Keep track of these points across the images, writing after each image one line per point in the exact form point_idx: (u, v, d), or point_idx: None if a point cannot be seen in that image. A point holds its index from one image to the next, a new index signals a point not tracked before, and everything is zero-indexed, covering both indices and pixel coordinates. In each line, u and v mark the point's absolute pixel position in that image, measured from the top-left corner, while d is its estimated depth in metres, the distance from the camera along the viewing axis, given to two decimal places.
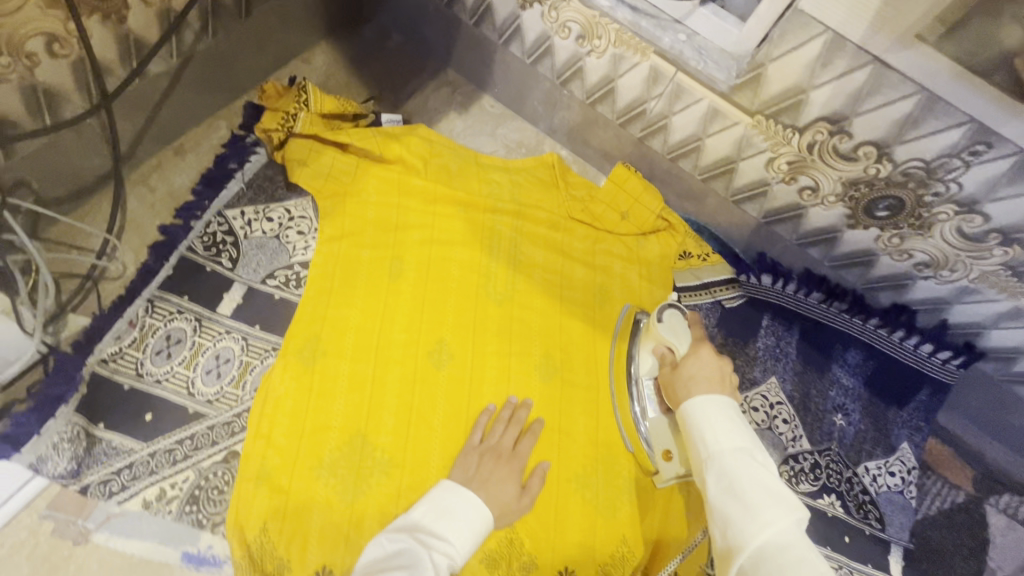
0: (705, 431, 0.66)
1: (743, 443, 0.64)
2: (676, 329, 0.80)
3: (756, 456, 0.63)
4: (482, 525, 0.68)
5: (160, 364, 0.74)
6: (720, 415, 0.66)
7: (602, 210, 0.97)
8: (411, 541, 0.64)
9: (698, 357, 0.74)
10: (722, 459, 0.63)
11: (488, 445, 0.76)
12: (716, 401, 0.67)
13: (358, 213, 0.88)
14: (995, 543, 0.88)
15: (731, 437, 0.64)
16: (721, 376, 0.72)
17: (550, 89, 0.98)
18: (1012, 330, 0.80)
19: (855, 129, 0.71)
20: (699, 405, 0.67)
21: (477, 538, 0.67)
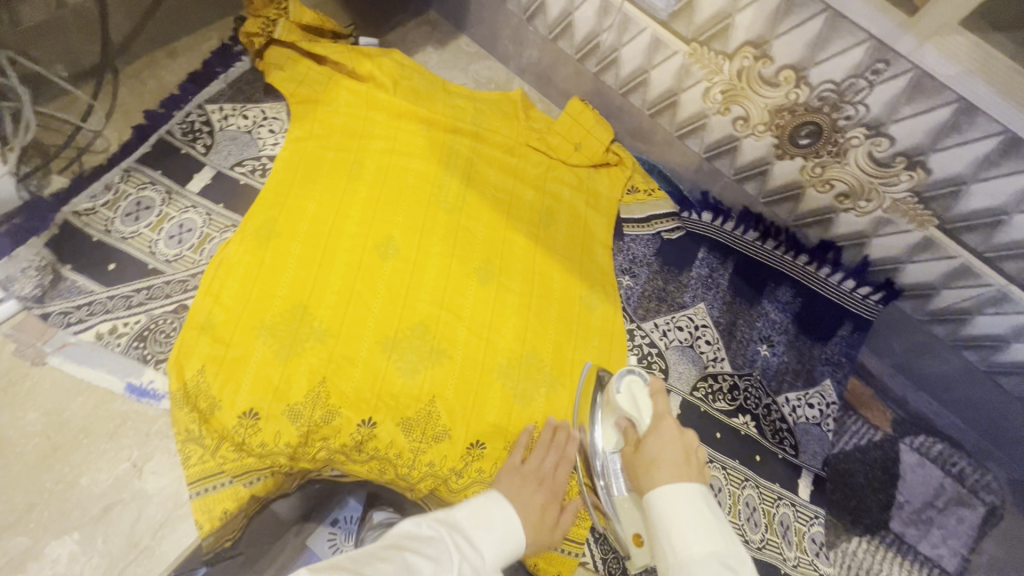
0: (672, 535, 0.54)
1: (716, 549, 0.53)
2: (639, 401, 0.70)
3: (732, 563, 0.52)
4: (516, 550, 0.66)
5: (128, 224, 0.82)
6: (688, 510, 0.55)
7: (557, 140, 1.04)
8: (446, 530, 0.61)
9: (659, 433, 0.64)
10: (693, 570, 0.52)
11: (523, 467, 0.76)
12: (682, 491, 0.57)
13: (326, 118, 0.95)
14: (905, 478, 0.93)
15: (702, 542, 0.53)
16: (682, 450, 0.62)
17: (518, 26, 1.07)
18: (925, 264, 0.84)
19: (775, 52, 0.76)
20: (663, 499, 0.57)
21: (506, 559, 0.65)
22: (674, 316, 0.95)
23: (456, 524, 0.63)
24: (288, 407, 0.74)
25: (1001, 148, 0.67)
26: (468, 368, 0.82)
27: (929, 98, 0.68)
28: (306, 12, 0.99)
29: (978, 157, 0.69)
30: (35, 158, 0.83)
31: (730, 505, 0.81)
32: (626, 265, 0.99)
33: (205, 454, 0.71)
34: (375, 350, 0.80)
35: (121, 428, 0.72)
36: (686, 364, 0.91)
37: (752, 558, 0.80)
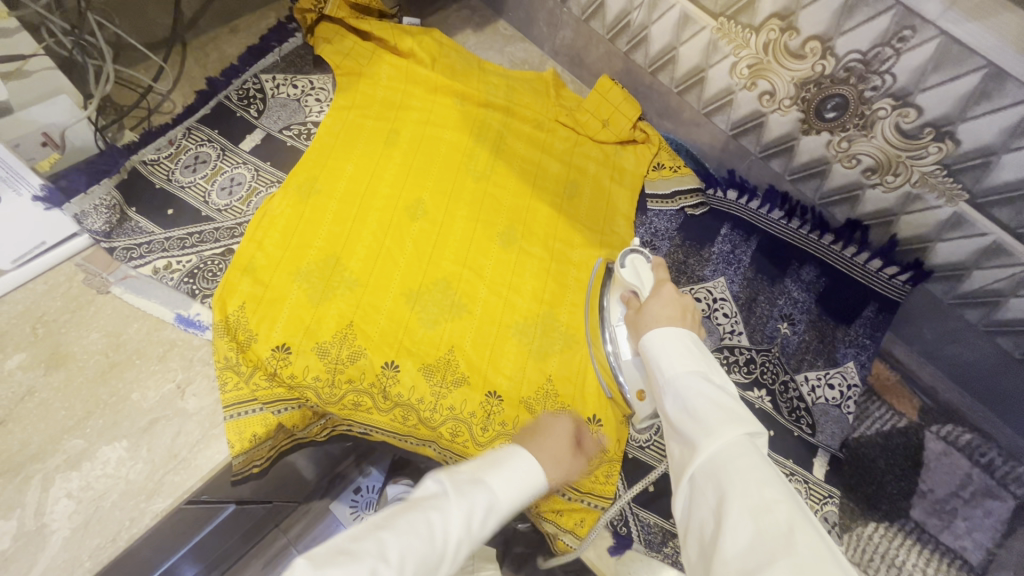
0: (663, 358, 0.65)
1: (701, 368, 0.63)
2: (640, 272, 0.82)
3: (715, 379, 0.61)
4: (533, 492, 0.63)
5: (186, 175, 0.91)
6: (678, 343, 0.65)
7: (586, 117, 1.07)
8: (450, 483, 0.58)
9: (659, 296, 0.75)
10: (679, 383, 0.62)
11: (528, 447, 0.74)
12: (675, 332, 0.67)
13: (369, 90, 1.03)
14: (929, 467, 0.90)
15: (687, 363, 0.63)
16: (679, 308, 0.72)
17: (553, 8, 1.11)
18: (955, 243, 0.82)
19: (801, 24, 0.77)
20: (656, 338, 0.67)
21: (533, 492, 0.63)
22: (693, 289, 0.95)
23: (463, 476, 0.60)
24: (318, 344, 0.80)
25: None
26: (486, 320, 0.86)
27: (957, 65, 0.68)
28: None
29: (1008, 125, 0.68)
30: (112, 114, 0.93)
31: None
32: (648, 238, 1.01)
33: (240, 381, 0.77)
34: (399, 300, 0.85)
35: (169, 352, 0.79)
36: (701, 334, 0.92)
37: None
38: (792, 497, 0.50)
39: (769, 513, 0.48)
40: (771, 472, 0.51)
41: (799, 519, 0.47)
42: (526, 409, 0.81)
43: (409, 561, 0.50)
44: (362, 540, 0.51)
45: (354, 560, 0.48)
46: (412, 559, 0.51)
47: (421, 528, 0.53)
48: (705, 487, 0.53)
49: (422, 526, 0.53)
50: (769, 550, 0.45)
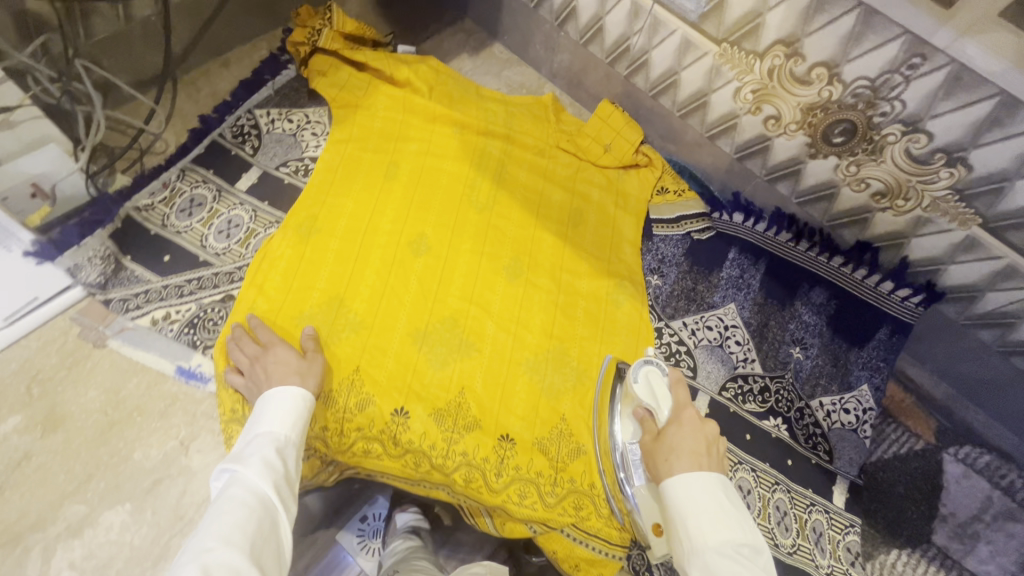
0: (689, 521, 0.62)
1: (732, 538, 0.60)
2: (656, 388, 0.75)
3: (745, 554, 0.59)
4: (309, 410, 0.69)
5: (183, 219, 0.88)
6: (710, 502, 0.62)
7: (588, 142, 1.06)
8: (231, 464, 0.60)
9: (680, 424, 0.70)
10: (706, 553, 0.60)
11: (252, 359, 0.74)
12: (703, 485, 0.64)
13: (366, 121, 1.00)
14: (948, 490, 0.89)
15: (716, 530, 0.61)
16: (704, 443, 0.68)
17: (550, 32, 1.10)
18: (969, 265, 0.81)
19: (807, 50, 0.76)
20: (684, 494, 0.64)
21: (300, 412, 0.67)
22: (704, 317, 0.94)
23: (238, 453, 0.61)
24: (324, 392, 0.78)
25: None
26: (493, 358, 0.84)
27: (969, 91, 0.67)
28: (348, 22, 1.04)
29: (1021, 152, 0.67)
30: (103, 158, 0.90)
31: (760, 508, 0.80)
32: (655, 265, 0.98)
33: None
34: (407, 341, 0.83)
35: (171, 407, 0.77)
36: (715, 364, 0.90)
37: (782, 562, 0.79)
38: None
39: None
40: None
41: None
42: (540, 451, 0.79)
43: (237, 529, 0.53)
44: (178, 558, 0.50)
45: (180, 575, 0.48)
46: (236, 528, 0.53)
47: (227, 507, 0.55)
48: None
49: (231, 504, 0.55)
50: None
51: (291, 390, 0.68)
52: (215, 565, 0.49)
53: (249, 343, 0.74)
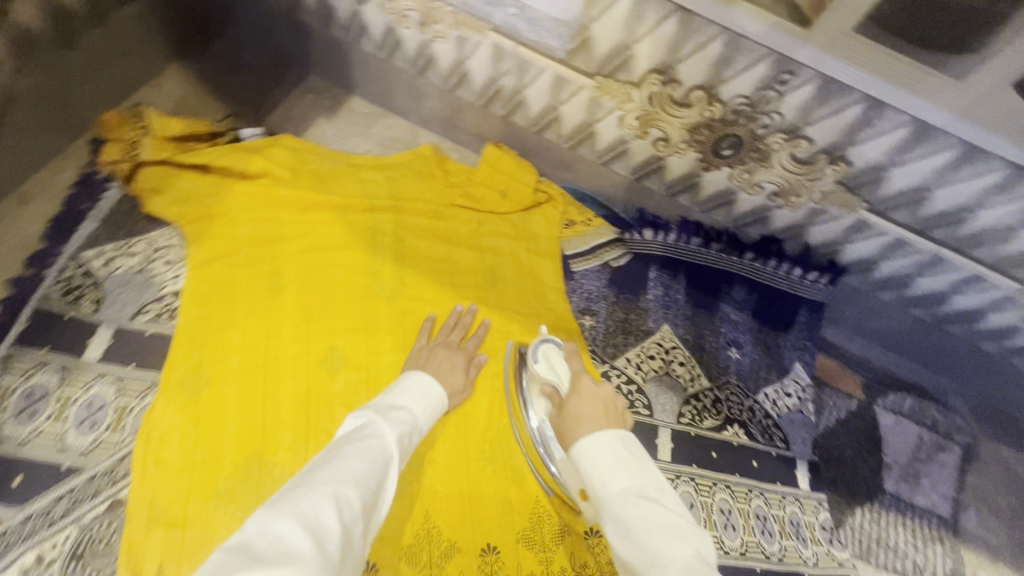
0: (595, 477, 0.58)
1: (632, 483, 0.56)
2: (556, 365, 0.76)
3: (649, 493, 0.55)
4: (440, 407, 0.70)
5: (25, 423, 0.71)
6: (604, 453, 0.58)
7: (482, 191, 1.00)
8: (371, 413, 0.61)
9: (578, 392, 0.67)
10: (615, 507, 0.55)
11: (439, 342, 0.81)
12: (597, 438, 0.60)
13: (230, 232, 0.87)
14: (887, 440, 0.97)
15: (620, 476, 0.57)
16: (603, 404, 0.64)
17: (410, 80, 1.00)
18: (862, 243, 0.87)
19: (681, 76, 0.75)
20: (587, 451, 0.59)
21: (433, 411, 0.69)
22: (643, 346, 0.92)
23: (379, 408, 0.63)
24: None
25: (913, 135, 0.68)
26: (449, 463, 0.77)
27: (839, 98, 0.68)
28: (171, 123, 0.90)
29: (893, 145, 0.70)
30: None
31: (743, 524, 0.82)
32: (584, 305, 0.95)
33: None
34: None
35: None
36: (667, 393, 0.89)
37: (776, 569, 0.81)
38: None
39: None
40: None
41: None
42: (527, 547, 0.74)
43: (360, 476, 0.52)
44: (305, 477, 0.51)
45: (314, 495, 0.48)
46: (364, 475, 0.52)
47: (366, 450, 0.55)
48: None
49: (367, 448, 0.55)
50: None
51: (439, 390, 0.71)
52: (345, 500, 0.49)
53: (459, 330, 0.84)
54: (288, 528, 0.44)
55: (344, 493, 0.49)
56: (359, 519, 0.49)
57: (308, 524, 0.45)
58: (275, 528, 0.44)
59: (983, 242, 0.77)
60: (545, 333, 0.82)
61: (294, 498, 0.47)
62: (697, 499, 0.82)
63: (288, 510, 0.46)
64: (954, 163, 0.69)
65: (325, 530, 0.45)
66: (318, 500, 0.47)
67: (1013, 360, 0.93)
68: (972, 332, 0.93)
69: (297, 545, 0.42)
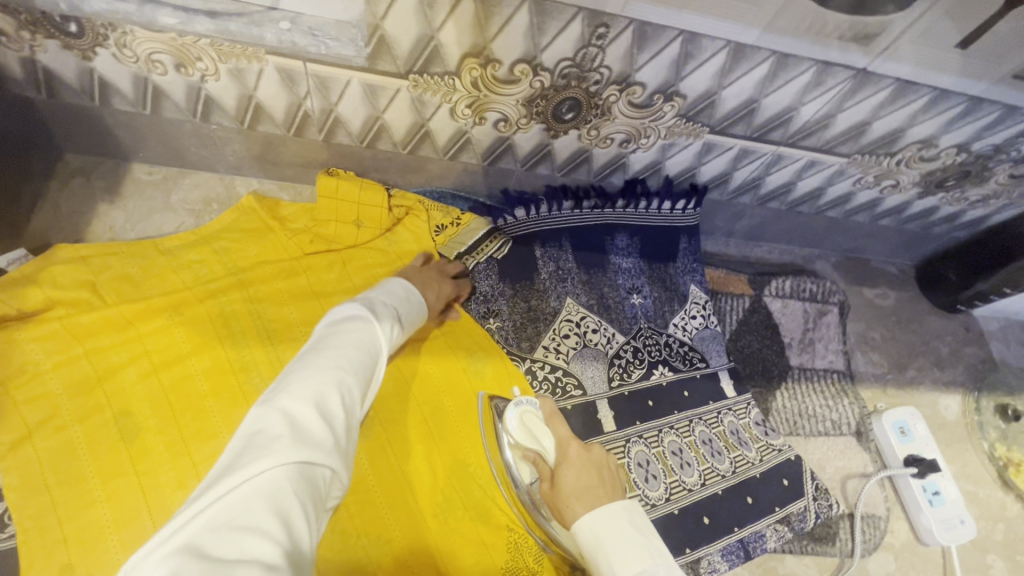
0: (605, 556, 0.56)
1: (646, 567, 0.54)
2: (534, 429, 0.72)
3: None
4: (419, 310, 0.75)
5: None
6: (612, 530, 0.57)
7: (333, 227, 0.87)
8: (362, 310, 0.63)
9: (570, 461, 0.65)
10: None
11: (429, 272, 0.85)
12: (605, 514, 0.58)
13: (40, 392, 0.69)
14: (782, 323, 1.06)
15: (632, 560, 0.54)
16: (596, 471, 0.65)
17: (196, 129, 0.83)
18: (713, 162, 0.90)
19: (498, 55, 0.68)
20: (594, 527, 0.57)
21: (413, 319, 0.73)
22: (555, 329, 0.90)
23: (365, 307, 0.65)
24: None
25: (731, 57, 0.69)
26: (411, 539, 0.70)
27: (657, 39, 0.66)
28: None
29: (717, 70, 0.71)
30: None
31: (694, 457, 0.87)
32: (483, 308, 0.91)
33: None
34: None
35: None
36: (592, 365, 0.89)
37: (733, 482, 0.87)
38: None
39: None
40: None
41: None
42: None
43: (354, 365, 0.55)
44: (305, 368, 0.52)
45: (320, 378, 0.51)
46: (357, 365, 0.55)
47: (359, 341, 0.58)
48: None
49: (358, 342, 0.58)
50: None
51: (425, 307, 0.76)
52: (345, 387, 0.52)
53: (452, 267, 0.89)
54: (300, 416, 0.47)
55: (343, 380, 0.53)
56: (356, 406, 0.53)
57: (319, 410, 0.49)
58: (289, 417, 0.47)
59: (811, 133, 0.82)
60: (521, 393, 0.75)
61: (300, 384, 0.50)
62: (651, 453, 0.85)
63: (298, 397, 0.49)
64: (773, 72, 0.71)
65: (331, 414, 0.49)
66: (324, 386, 0.51)
67: (854, 218, 1.05)
68: (819, 207, 1.02)
69: (311, 429, 0.47)
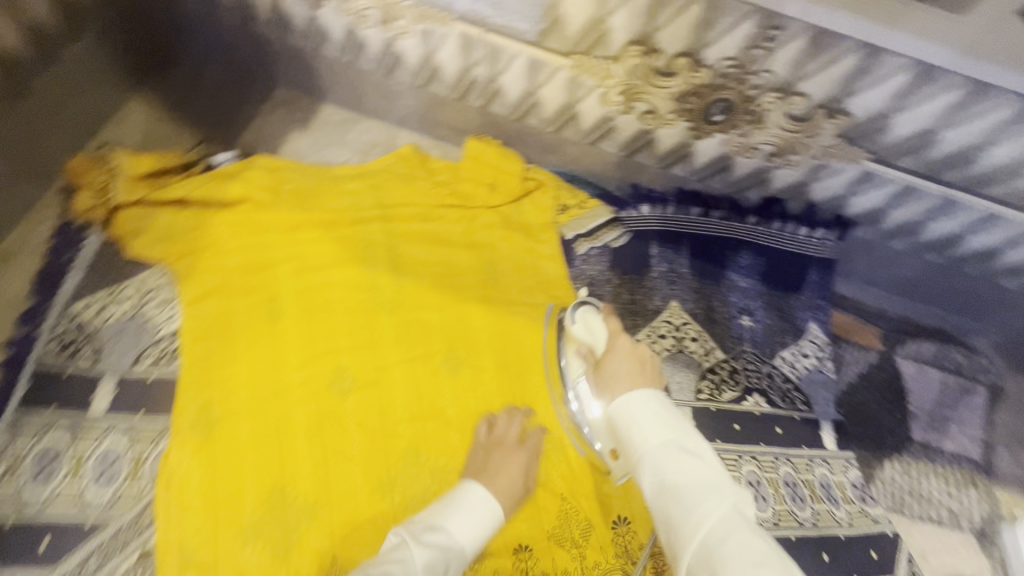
0: (635, 430, 0.57)
1: (674, 438, 0.55)
2: (591, 324, 0.80)
3: (692, 448, 0.54)
4: (493, 527, 0.65)
5: (41, 487, 0.71)
6: (645, 409, 0.58)
7: (470, 188, 0.96)
8: (407, 534, 0.60)
9: (614, 351, 0.69)
10: (654, 457, 0.54)
11: (497, 443, 0.75)
12: (639, 397, 0.59)
13: (218, 266, 0.84)
14: (912, 389, 0.95)
15: (661, 433, 0.56)
16: (636, 360, 0.67)
17: (380, 81, 0.96)
18: (868, 194, 0.84)
19: (662, 45, 0.71)
20: (628, 407, 0.59)
21: (485, 536, 0.64)
22: (653, 327, 0.90)
23: (417, 527, 0.62)
24: None
25: (915, 79, 0.64)
26: None
27: (833, 48, 0.64)
28: (141, 161, 0.88)
29: (895, 91, 0.67)
30: None
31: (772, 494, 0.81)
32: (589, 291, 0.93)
33: None
34: (375, 494, 0.74)
35: None
36: (682, 371, 0.87)
37: (811, 535, 0.80)
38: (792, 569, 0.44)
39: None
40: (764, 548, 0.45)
41: None
42: (558, 541, 0.73)
43: None
44: None
45: None
46: None
47: None
48: None
49: None
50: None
51: (495, 512, 0.65)
52: None
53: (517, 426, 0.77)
54: None
55: None
56: None
57: None
58: None
59: (996, 180, 0.73)
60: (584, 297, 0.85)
61: None
62: None
63: None
64: (962, 102, 0.65)
65: None
66: None
67: None
68: (990, 271, 0.90)
69: None
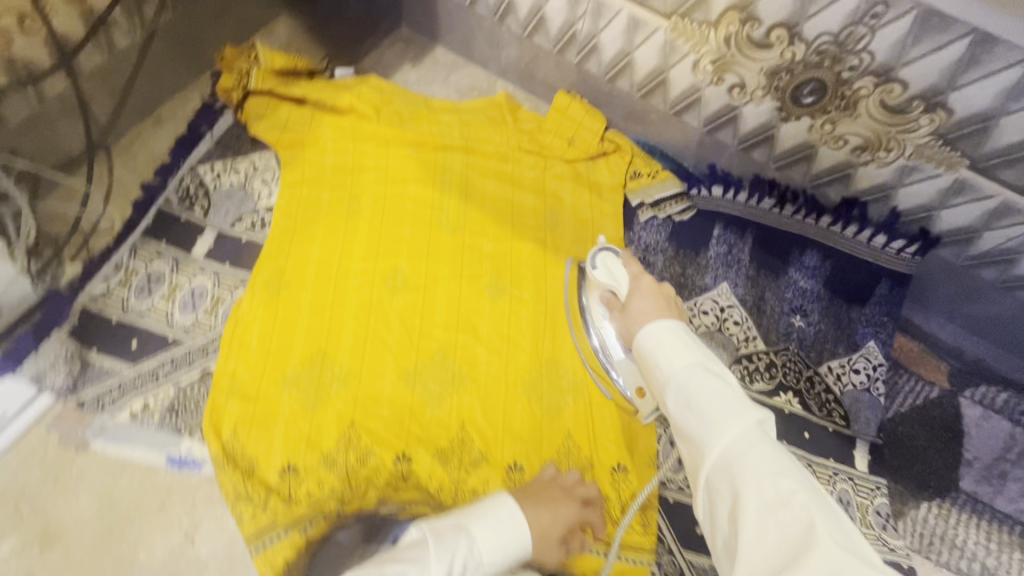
0: (659, 355, 0.56)
1: (700, 360, 0.55)
2: (613, 269, 0.75)
3: (716, 370, 0.54)
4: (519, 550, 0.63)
5: (143, 299, 0.88)
6: (672, 334, 0.57)
7: (549, 138, 1.01)
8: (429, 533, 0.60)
9: (640, 291, 0.69)
10: (679, 378, 0.54)
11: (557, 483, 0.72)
12: (664, 325, 0.58)
13: (317, 159, 0.96)
14: (971, 434, 0.87)
15: (687, 356, 0.55)
16: (663, 300, 0.67)
17: (491, 28, 1.05)
18: (962, 208, 0.79)
19: (762, 13, 0.72)
20: (653, 335, 0.58)
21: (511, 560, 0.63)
22: (697, 302, 0.90)
23: (442, 529, 0.61)
24: (324, 455, 0.75)
25: None
26: (489, 387, 0.81)
27: (942, 32, 0.63)
28: (278, 57, 1.00)
29: (1003, 88, 0.64)
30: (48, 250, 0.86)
31: None
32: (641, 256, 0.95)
33: (256, 510, 0.73)
34: (398, 384, 0.79)
35: (168, 497, 0.78)
36: (716, 350, 0.87)
37: None
38: (809, 481, 0.47)
39: (787, 509, 0.44)
40: (782, 462, 0.47)
41: (816, 510, 0.44)
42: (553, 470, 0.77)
43: None
44: None
45: None
46: None
47: None
48: (722, 487, 0.48)
49: None
50: (793, 549, 0.42)
51: (524, 545, 0.63)
52: None
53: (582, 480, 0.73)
54: None
55: None
56: None
57: None
58: None
59: None
60: (604, 242, 0.79)
61: None
62: None
63: None
64: None
65: None
66: None
67: None
68: None
69: None
